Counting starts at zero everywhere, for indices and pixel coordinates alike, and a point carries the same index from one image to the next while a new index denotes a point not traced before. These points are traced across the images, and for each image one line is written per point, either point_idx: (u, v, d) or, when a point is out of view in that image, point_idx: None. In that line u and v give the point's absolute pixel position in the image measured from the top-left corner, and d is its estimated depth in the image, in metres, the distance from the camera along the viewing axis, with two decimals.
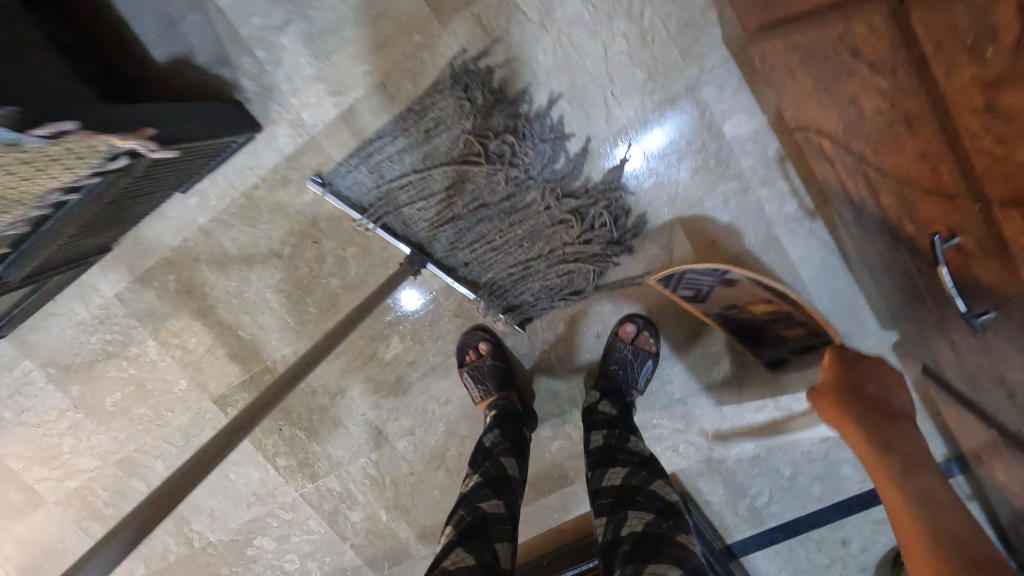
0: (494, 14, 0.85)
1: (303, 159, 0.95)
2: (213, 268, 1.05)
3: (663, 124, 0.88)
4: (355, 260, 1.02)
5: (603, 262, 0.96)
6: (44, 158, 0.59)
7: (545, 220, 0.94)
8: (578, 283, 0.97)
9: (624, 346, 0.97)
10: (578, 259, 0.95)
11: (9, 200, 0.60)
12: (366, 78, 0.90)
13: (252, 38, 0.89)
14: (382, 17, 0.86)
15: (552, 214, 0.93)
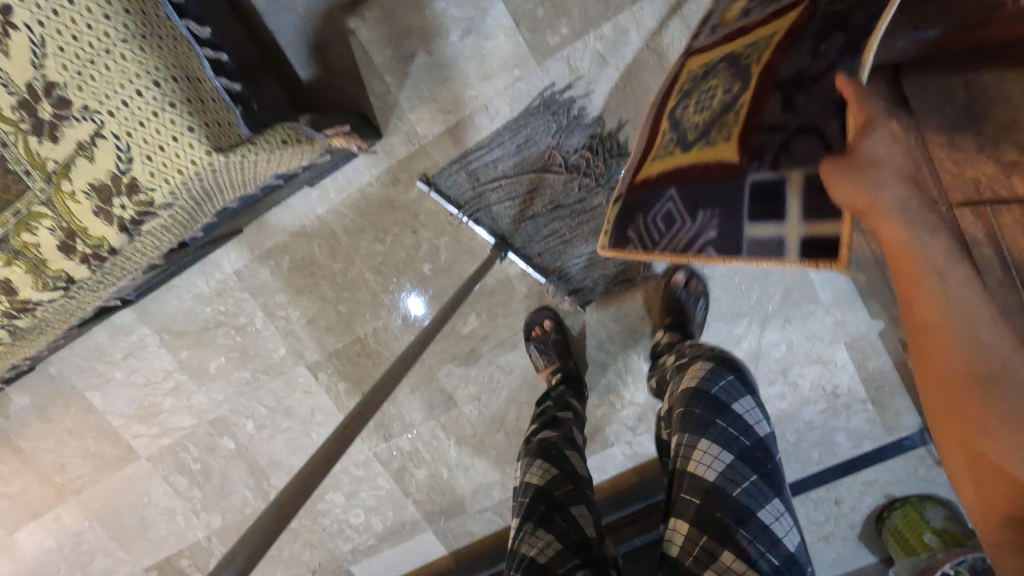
0: (579, 57, 1.08)
1: (413, 163, 1.17)
2: (323, 250, 1.26)
3: None
4: (445, 248, 1.23)
5: None
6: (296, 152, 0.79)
7: None
8: (631, 273, 1.20)
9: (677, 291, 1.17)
10: None
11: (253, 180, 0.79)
12: (472, 101, 1.13)
13: (383, 66, 1.12)
14: (490, 54, 1.10)
15: None
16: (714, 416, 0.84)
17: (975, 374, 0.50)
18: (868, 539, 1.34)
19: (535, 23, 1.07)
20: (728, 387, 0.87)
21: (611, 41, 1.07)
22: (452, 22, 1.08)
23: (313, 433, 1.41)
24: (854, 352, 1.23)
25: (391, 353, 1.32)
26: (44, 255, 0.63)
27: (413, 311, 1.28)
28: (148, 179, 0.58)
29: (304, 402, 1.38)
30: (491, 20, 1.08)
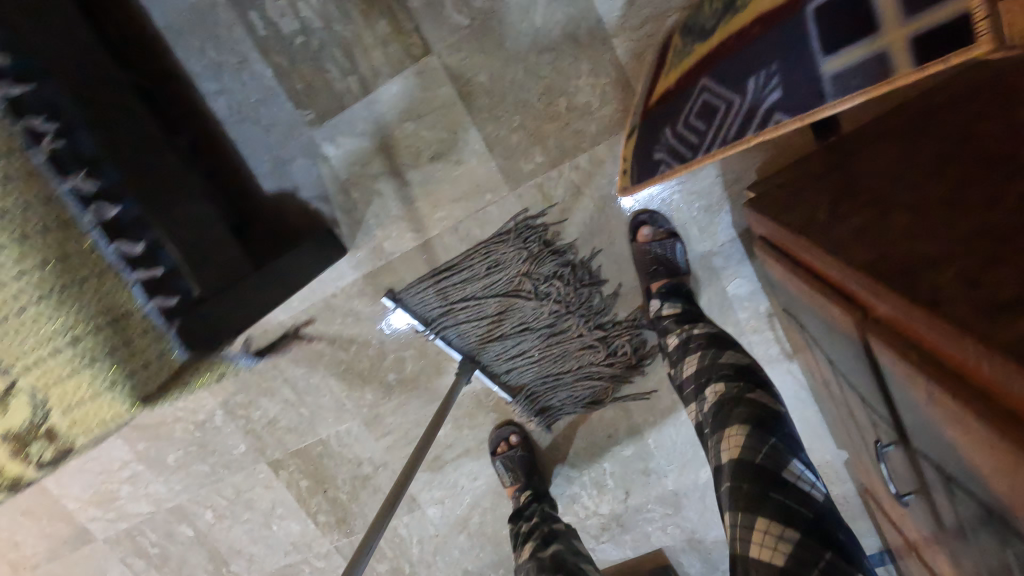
0: (554, 186, 1.04)
1: (379, 278, 1.14)
2: (285, 355, 1.22)
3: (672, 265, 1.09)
4: (411, 360, 1.20)
5: (622, 381, 1.16)
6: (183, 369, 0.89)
7: (577, 344, 1.14)
8: (599, 395, 1.18)
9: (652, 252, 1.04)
10: (601, 376, 1.16)
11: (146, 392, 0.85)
12: (442, 221, 1.09)
13: (349, 183, 1.07)
14: (462, 178, 1.05)
15: (584, 340, 1.13)
16: (773, 489, 0.74)
17: None
18: None
19: (509, 150, 1.03)
20: (775, 450, 0.77)
21: (586, 172, 1.03)
22: (423, 144, 1.03)
23: (274, 524, 1.39)
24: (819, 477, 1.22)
25: (354, 454, 1.30)
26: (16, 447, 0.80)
27: (378, 417, 1.26)
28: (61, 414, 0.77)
29: (265, 496, 1.36)
30: (462, 144, 1.03)
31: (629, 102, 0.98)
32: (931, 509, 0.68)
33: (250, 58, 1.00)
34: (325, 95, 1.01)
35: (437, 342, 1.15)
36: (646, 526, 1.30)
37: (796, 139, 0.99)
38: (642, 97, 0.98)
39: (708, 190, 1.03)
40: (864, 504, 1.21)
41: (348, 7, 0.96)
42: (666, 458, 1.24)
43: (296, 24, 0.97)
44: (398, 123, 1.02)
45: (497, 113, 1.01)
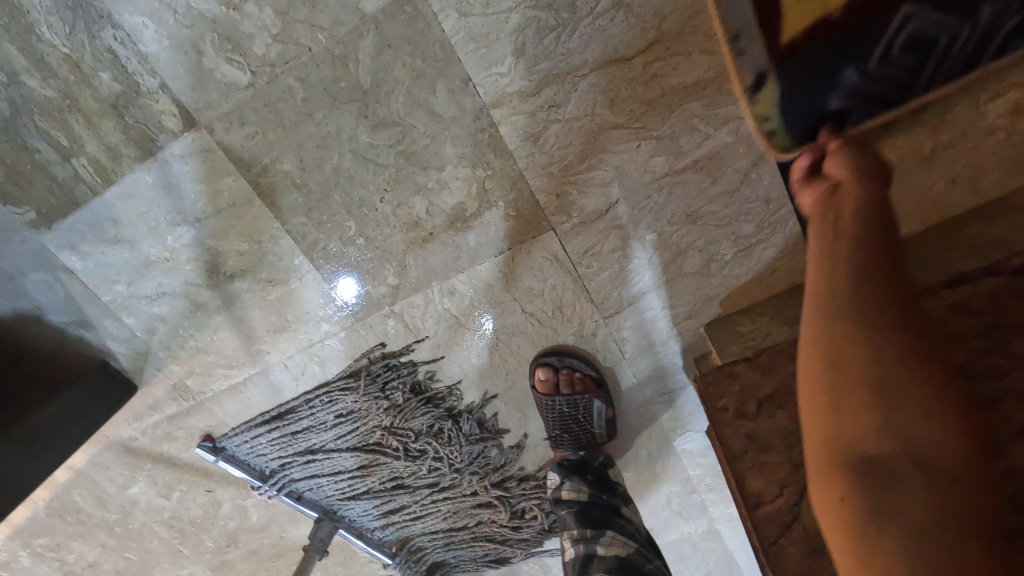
0: (419, 314, 0.70)
1: (190, 421, 0.81)
2: (89, 498, 0.91)
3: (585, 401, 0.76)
4: (256, 508, 0.90)
5: (535, 543, 0.87)
6: None
7: (470, 504, 0.83)
8: (505, 553, 0.90)
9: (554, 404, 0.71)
10: (506, 537, 0.87)
11: None
12: (265, 354, 0.75)
13: (118, 303, 0.72)
14: (284, 300, 0.70)
15: (478, 499, 0.83)
16: None
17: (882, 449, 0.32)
18: None
19: (347, 265, 0.67)
20: None
21: (467, 297, 0.68)
22: (216, 256, 0.68)
23: None
24: None
25: None
26: None
27: (227, 564, 0.97)
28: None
29: None
30: (276, 257, 0.67)
31: (523, 204, 0.62)
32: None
33: None
34: (46, 187, 0.64)
35: (280, 499, 0.84)
36: None
37: (783, 263, 0.63)
38: (543, 198, 0.62)
39: (649, 325, 0.69)
40: None
41: (43, 52, 0.57)
42: None
43: None
44: (172, 227, 0.66)
45: (321, 216, 0.64)
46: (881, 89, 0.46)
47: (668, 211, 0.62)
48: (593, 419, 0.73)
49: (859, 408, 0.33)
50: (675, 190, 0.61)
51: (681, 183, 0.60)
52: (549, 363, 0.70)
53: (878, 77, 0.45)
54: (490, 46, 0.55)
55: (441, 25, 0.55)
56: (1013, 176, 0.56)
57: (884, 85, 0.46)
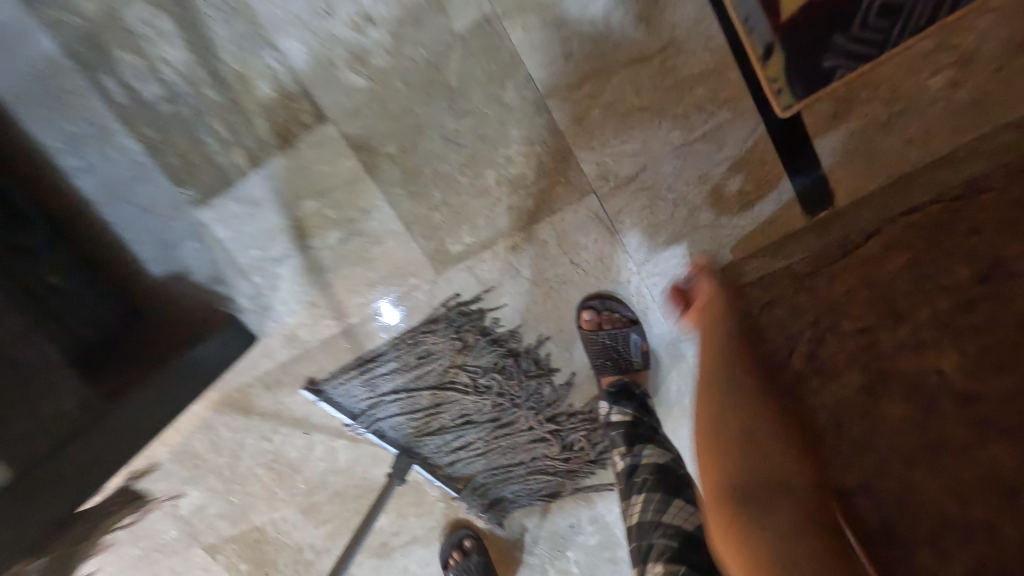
0: (488, 268, 0.88)
1: (297, 367, 0.99)
2: (205, 443, 1.09)
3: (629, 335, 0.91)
4: (344, 449, 1.06)
5: (582, 475, 1.02)
6: None
7: (527, 438, 0.99)
8: (556, 488, 1.04)
9: (602, 338, 0.87)
10: (557, 469, 1.01)
11: None
12: (363, 306, 0.93)
13: (250, 266, 0.91)
14: (380, 259, 0.89)
15: (534, 433, 0.98)
16: None
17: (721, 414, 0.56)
18: None
19: (432, 228, 0.86)
20: None
21: (527, 252, 0.86)
22: (331, 224, 0.87)
23: None
24: None
25: (294, 540, 1.18)
26: None
27: (314, 506, 1.13)
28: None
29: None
30: (377, 222, 0.86)
31: (571, 172, 0.80)
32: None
33: (110, 130, 0.83)
34: (209, 172, 0.85)
35: (367, 435, 1.00)
36: None
37: (779, 214, 0.80)
38: (587, 167, 0.80)
39: (673, 270, 0.85)
40: None
41: (221, 69, 0.79)
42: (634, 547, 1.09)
43: (162, 91, 0.80)
44: (298, 201, 0.86)
45: (414, 188, 0.84)
46: (863, 44, 0.67)
47: (685, 174, 0.79)
48: (632, 351, 0.89)
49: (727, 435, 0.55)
50: (690, 157, 0.78)
51: (694, 151, 0.78)
52: (594, 304, 0.87)
53: (867, 29, 0.66)
54: (547, 51, 0.75)
55: (510, 38, 0.75)
56: (954, 135, 0.73)
57: (867, 40, 0.67)
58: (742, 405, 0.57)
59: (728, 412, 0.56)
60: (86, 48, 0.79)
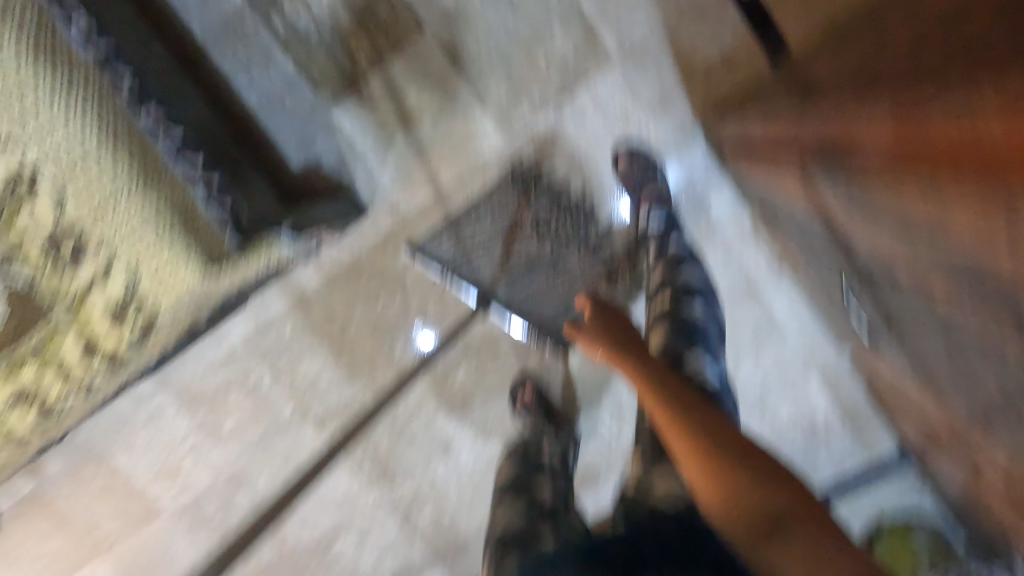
0: (545, 130, 1.21)
1: (400, 231, 1.28)
2: (323, 313, 1.35)
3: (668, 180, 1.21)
4: (435, 306, 1.32)
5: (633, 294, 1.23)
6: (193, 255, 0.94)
7: (582, 268, 1.24)
8: None
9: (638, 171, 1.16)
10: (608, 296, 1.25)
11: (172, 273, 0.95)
12: (452, 173, 1.24)
13: (368, 148, 1.24)
14: (465, 132, 1.22)
15: (587, 263, 1.24)
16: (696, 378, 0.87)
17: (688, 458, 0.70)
18: None
19: (501, 105, 1.21)
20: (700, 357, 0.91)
21: (571, 114, 1.21)
22: (428, 108, 1.22)
23: (321, 484, 1.48)
24: (825, 382, 1.33)
25: (391, 403, 1.41)
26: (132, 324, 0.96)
27: (411, 368, 1.37)
28: (154, 286, 0.94)
29: (310, 458, 1.45)
30: (463, 105, 1.22)
31: (598, 52, 1.17)
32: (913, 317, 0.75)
33: None
34: (343, 77, 1.21)
35: (455, 281, 1.26)
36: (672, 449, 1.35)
37: (744, 66, 1.15)
38: (609, 45, 1.16)
39: (676, 118, 1.19)
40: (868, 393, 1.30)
41: None
42: None
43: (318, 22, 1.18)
44: (409, 98, 1.22)
45: (489, 74, 1.20)
46: None
47: (677, 44, 1.16)
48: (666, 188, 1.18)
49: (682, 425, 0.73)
50: (677, 31, 1.15)
51: (680, 29, 1.15)
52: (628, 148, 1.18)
53: None
54: None
55: None
56: None
57: None
58: (680, 422, 0.74)
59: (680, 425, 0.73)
60: None
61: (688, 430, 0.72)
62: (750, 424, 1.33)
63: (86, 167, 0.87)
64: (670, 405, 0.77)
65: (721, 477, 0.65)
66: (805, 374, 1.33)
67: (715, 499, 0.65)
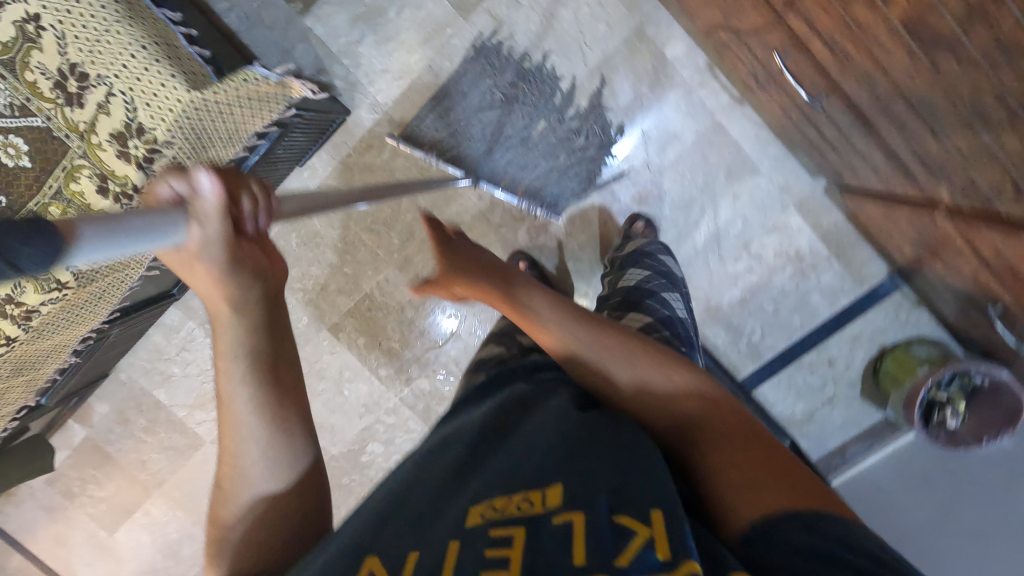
0: (500, 6, 1.28)
1: (381, 128, 1.37)
2: (322, 220, 1.46)
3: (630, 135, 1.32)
4: (423, 197, 1.41)
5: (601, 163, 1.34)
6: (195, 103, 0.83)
7: (554, 137, 1.32)
8: (586, 181, 1.35)
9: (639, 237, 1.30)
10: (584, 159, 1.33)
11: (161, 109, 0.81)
12: (420, 63, 1.33)
13: (341, 52, 1.33)
14: (425, 21, 1.30)
15: (560, 131, 1.32)
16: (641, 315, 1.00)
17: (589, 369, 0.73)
18: (869, 393, 1.44)
19: None
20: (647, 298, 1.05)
21: None
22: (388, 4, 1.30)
23: (345, 389, 1.59)
24: (806, 214, 1.33)
25: (397, 300, 1.51)
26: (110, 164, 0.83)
27: (409, 260, 1.47)
28: (149, 119, 0.80)
29: (332, 364, 1.57)
30: None
31: None
32: (833, 65, 0.80)
33: None
34: None
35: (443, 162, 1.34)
36: None
37: None
38: None
39: None
40: (852, 223, 1.32)
41: None
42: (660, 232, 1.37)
43: None
44: None
45: None
46: None
47: None
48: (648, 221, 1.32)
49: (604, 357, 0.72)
50: None
51: None
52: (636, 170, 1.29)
53: None
54: None
55: None
56: None
57: None
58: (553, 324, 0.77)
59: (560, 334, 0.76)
60: None
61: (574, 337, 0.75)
62: (736, 266, 1.37)
63: (66, 2, 0.76)
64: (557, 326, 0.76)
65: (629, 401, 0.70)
66: (787, 213, 1.34)
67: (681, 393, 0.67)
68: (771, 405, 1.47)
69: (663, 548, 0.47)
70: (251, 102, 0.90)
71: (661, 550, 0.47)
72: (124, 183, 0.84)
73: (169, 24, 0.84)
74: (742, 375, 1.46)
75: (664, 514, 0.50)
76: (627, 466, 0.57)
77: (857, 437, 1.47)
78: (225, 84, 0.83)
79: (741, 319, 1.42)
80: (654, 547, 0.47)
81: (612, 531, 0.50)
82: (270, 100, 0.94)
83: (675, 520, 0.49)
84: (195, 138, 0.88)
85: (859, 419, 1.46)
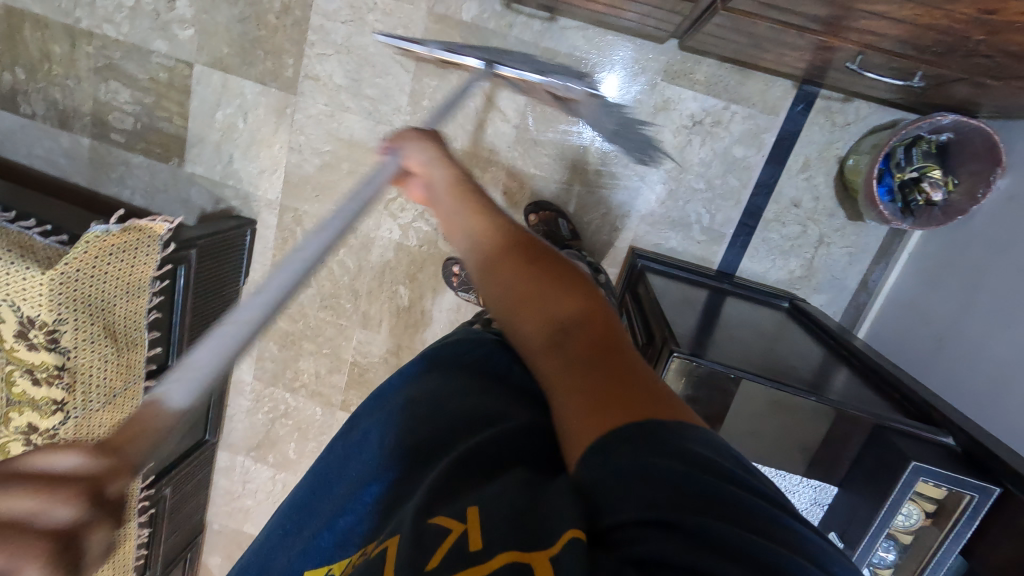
0: (313, 67, 1.37)
1: (285, 219, 1.50)
2: (286, 319, 1.57)
3: (501, 110, 1.34)
4: (348, 256, 1.50)
5: (478, 130, 1.36)
6: (67, 279, 1.02)
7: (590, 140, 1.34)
8: (476, 155, 1.38)
9: (537, 225, 1.32)
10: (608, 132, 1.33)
11: (41, 299, 1.01)
12: (282, 150, 1.44)
13: (224, 176, 1.49)
14: (269, 112, 1.42)
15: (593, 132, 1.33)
16: None
17: (551, 340, 0.55)
18: (856, 214, 1.28)
19: (273, 74, 1.39)
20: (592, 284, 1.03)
21: (319, 38, 1.35)
22: (229, 116, 1.44)
23: None
24: (677, 78, 1.26)
25: (381, 354, 1.57)
26: (30, 358, 1.03)
27: (368, 316, 1.54)
28: (32, 308, 1.01)
29: None
30: (251, 96, 1.42)
31: None
32: None
33: (126, 158, 1.52)
34: (170, 141, 1.49)
35: (523, 160, 1.37)
36: (602, 236, 1.38)
37: None
38: None
39: None
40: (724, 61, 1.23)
41: (137, 84, 1.45)
42: (555, 172, 1.37)
43: (129, 117, 1.48)
44: (215, 119, 1.45)
45: (248, 59, 1.39)
46: None
47: None
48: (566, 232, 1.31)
49: (542, 326, 0.57)
50: None
51: None
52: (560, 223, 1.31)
53: None
54: None
55: None
56: None
57: None
58: (528, 303, 0.59)
59: (524, 311, 0.59)
60: (93, 127, 1.50)
61: (536, 319, 0.57)
62: (642, 165, 1.33)
63: None
64: (529, 305, 0.59)
65: (523, 309, 0.59)
66: (658, 89, 1.28)
67: (606, 410, 0.46)
68: (764, 277, 1.35)
69: (474, 541, 0.40)
70: (118, 254, 1.06)
71: (473, 543, 0.40)
72: (46, 367, 1.04)
73: (25, 231, 1.06)
74: (717, 262, 1.36)
75: (482, 508, 0.43)
76: (461, 479, 0.49)
77: (870, 262, 1.31)
78: (74, 251, 1.02)
79: (683, 210, 1.34)
80: (464, 543, 0.40)
81: (422, 538, 0.42)
82: (136, 244, 1.07)
83: (492, 512, 0.42)
84: (87, 305, 1.05)
85: (863, 243, 1.29)
